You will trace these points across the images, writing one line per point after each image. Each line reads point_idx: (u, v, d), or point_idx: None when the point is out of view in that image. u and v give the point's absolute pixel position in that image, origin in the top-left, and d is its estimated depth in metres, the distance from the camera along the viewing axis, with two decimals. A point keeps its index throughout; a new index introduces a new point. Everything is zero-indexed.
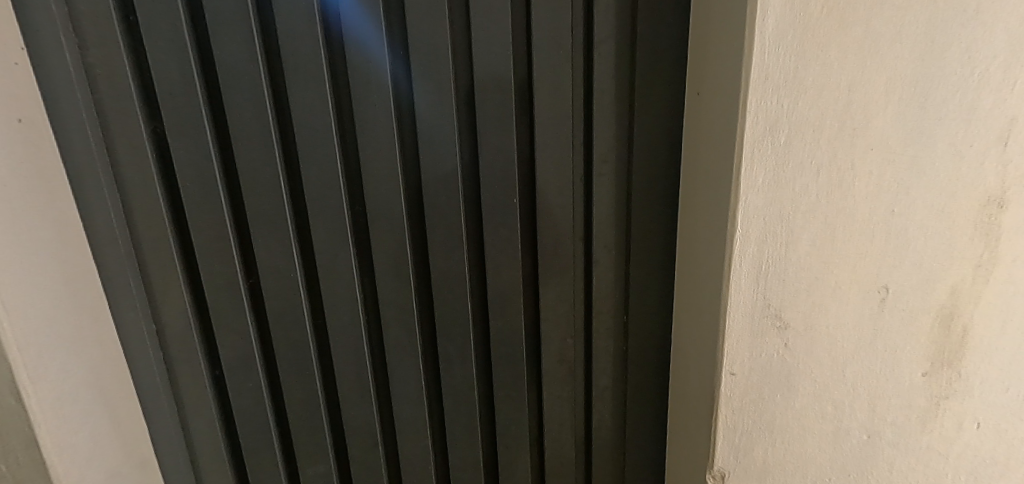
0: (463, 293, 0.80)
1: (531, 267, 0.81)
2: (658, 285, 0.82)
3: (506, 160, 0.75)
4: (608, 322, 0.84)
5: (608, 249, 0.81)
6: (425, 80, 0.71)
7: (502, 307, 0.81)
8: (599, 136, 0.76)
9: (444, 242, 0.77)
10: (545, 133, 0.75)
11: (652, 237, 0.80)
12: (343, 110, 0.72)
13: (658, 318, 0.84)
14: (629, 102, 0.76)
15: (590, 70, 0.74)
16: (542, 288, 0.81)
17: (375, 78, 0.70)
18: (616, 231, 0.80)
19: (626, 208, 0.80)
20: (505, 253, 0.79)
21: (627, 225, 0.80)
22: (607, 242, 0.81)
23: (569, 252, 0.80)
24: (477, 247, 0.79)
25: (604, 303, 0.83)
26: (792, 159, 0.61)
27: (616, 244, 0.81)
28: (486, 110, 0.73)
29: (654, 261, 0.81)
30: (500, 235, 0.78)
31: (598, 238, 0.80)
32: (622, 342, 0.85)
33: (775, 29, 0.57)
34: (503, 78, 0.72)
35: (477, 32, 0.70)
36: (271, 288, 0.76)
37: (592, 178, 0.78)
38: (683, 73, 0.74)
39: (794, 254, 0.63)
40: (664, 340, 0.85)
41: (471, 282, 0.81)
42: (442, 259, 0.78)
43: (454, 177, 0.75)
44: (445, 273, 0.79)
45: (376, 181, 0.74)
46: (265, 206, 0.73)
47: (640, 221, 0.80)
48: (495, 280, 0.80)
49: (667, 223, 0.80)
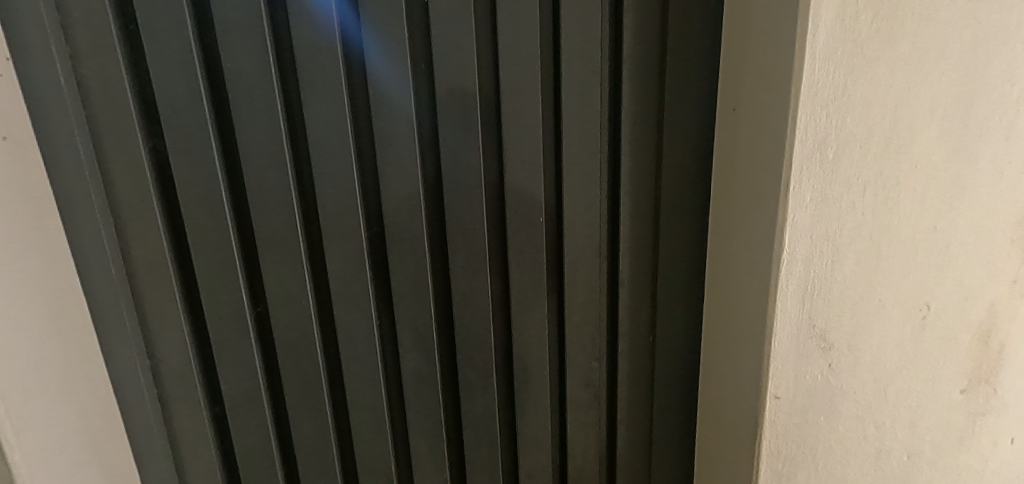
0: (485, 317, 0.76)
1: (555, 289, 0.78)
2: (686, 305, 0.80)
3: (533, 177, 0.72)
4: (634, 345, 0.81)
5: (635, 269, 0.78)
6: (449, 94, 0.68)
7: (526, 331, 0.77)
8: (628, 153, 0.74)
9: (466, 264, 0.73)
10: (572, 149, 0.72)
11: (680, 256, 0.78)
12: (361, 125, 0.68)
13: (686, 340, 0.81)
14: (658, 117, 0.74)
15: (617, 85, 0.72)
16: (567, 311, 0.78)
17: (398, 92, 0.66)
18: (643, 251, 0.78)
19: (653, 226, 0.77)
20: (530, 275, 0.75)
21: (655, 244, 0.78)
22: (634, 261, 0.78)
23: (596, 272, 0.77)
24: (500, 269, 0.76)
25: (630, 325, 0.80)
26: (839, 176, 0.59)
27: (643, 263, 0.78)
28: (513, 125, 0.70)
29: (682, 280, 0.79)
30: (525, 256, 0.75)
31: (625, 257, 0.77)
32: (648, 365, 0.83)
33: (825, 44, 0.55)
34: (530, 92, 0.69)
35: (504, 44, 0.67)
36: (279, 318, 0.70)
37: (619, 195, 0.75)
38: (712, 89, 0.73)
39: (840, 273, 0.62)
40: (692, 363, 0.82)
41: (493, 305, 0.77)
42: (464, 282, 0.74)
43: (478, 196, 0.71)
44: (467, 297, 0.74)
45: (396, 200, 0.69)
46: (275, 228, 0.68)
47: (667, 240, 0.78)
48: (519, 303, 0.76)
49: (695, 241, 0.78)
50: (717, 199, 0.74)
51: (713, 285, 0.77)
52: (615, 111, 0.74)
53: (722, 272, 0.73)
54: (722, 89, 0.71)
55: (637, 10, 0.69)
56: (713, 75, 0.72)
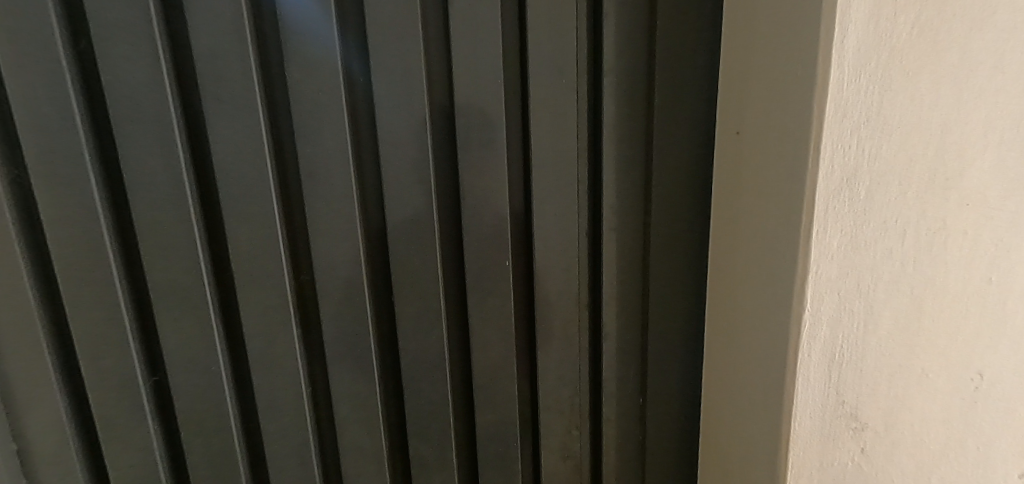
0: (441, 381, 0.63)
1: (526, 345, 0.66)
2: (680, 361, 0.68)
3: (497, 215, 0.60)
4: (622, 410, 0.69)
5: (620, 322, 0.66)
6: (393, 116, 0.56)
7: (491, 396, 0.65)
8: (610, 184, 0.62)
9: (415, 317, 0.61)
10: (543, 181, 0.60)
11: (673, 305, 0.67)
12: (286, 154, 0.56)
13: (681, 402, 0.70)
14: (646, 142, 0.62)
15: (597, 104, 0.61)
16: (541, 371, 0.66)
17: (331, 114, 0.55)
18: (631, 300, 0.66)
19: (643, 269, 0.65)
20: (494, 329, 0.63)
21: (644, 292, 0.66)
22: (619, 313, 0.66)
23: (574, 325, 0.65)
24: (459, 323, 0.64)
25: (616, 387, 0.68)
26: (873, 218, 0.47)
27: (629, 315, 0.66)
28: (473, 152, 0.58)
29: (676, 333, 0.68)
30: (489, 308, 0.62)
31: (608, 309, 0.65)
32: (638, 432, 0.70)
33: (856, 52, 0.44)
34: (493, 113, 0.58)
35: (459, 54, 0.56)
36: (183, 388, 0.57)
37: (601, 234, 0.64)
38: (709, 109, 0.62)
39: (874, 338, 0.50)
40: (688, 429, 0.71)
41: (451, 365, 0.64)
42: (412, 338, 0.62)
43: (431, 238, 0.59)
44: (418, 357, 0.62)
45: (329, 244, 0.58)
46: (175, 280, 0.55)
47: (658, 287, 0.66)
48: (481, 363, 0.64)
49: (691, 288, 0.66)
50: (719, 239, 0.62)
51: (715, 340, 0.64)
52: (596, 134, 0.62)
53: (727, 326, 0.61)
54: (722, 108, 0.60)
55: (619, 16, 0.58)
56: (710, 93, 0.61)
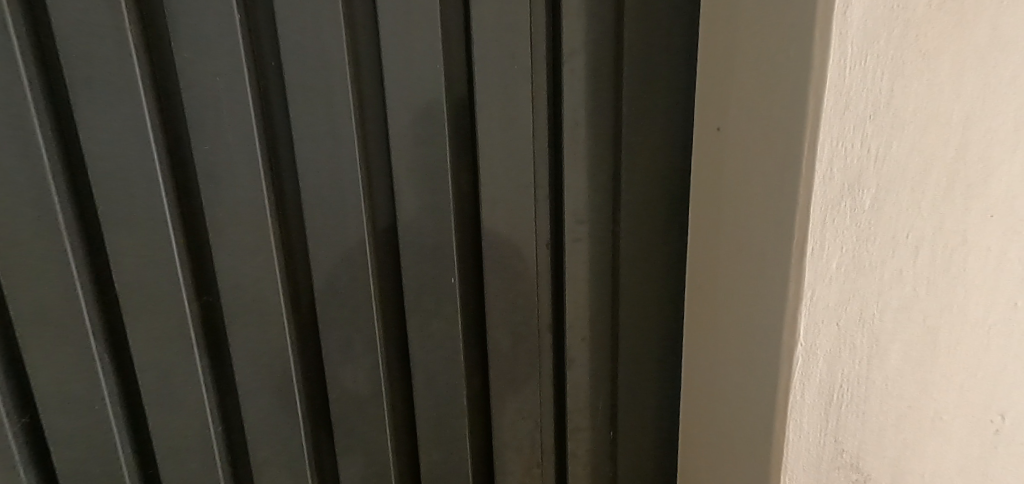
0: (378, 416, 0.55)
1: (478, 372, 0.58)
2: (654, 385, 0.62)
3: (439, 227, 0.52)
4: (592, 441, 0.62)
5: (589, 345, 0.59)
6: (311, 111, 0.47)
7: (437, 433, 0.57)
8: (574, 190, 0.54)
9: (345, 344, 0.53)
10: (495, 186, 0.52)
11: (646, 324, 0.60)
12: (183, 156, 0.47)
13: (656, 428, 0.63)
14: (615, 141, 0.54)
15: (559, 97, 0.52)
16: (497, 405, 0.57)
17: (234, 108, 0.45)
18: (598, 320, 0.59)
19: (613, 286, 0.58)
20: (439, 357, 0.55)
21: (615, 310, 0.59)
22: (586, 334, 0.58)
23: (533, 351, 0.57)
24: (399, 349, 0.56)
25: (586, 417, 0.61)
26: (881, 233, 0.39)
27: (599, 336, 0.59)
28: (410, 154, 0.49)
29: (649, 354, 0.61)
30: (433, 333, 0.54)
31: (573, 330, 0.58)
32: (609, 465, 0.64)
33: (862, 28, 0.35)
34: (432, 107, 0.49)
35: (390, 35, 0.47)
36: (60, 431, 0.48)
37: (564, 246, 0.56)
38: (685, 103, 0.54)
39: (880, 376, 0.42)
40: (664, 457, 0.65)
41: (391, 395, 0.57)
42: (342, 369, 0.53)
43: (361, 253, 0.51)
44: (351, 390, 0.54)
45: (236, 261, 0.48)
46: (44, 305, 0.45)
47: (630, 305, 0.59)
48: (426, 396, 0.56)
49: (666, 304, 0.59)
50: (700, 253, 0.53)
51: (697, 368, 0.56)
52: (556, 131, 0.53)
53: (710, 355, 0.52)
54: (706, 102, 0.51)
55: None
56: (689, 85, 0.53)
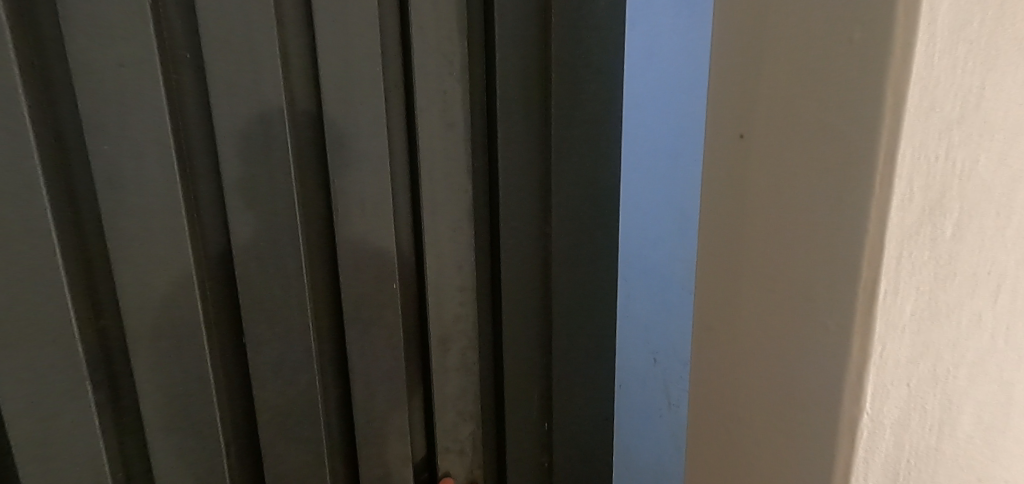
0: (321, 447, 0.47)
1: (419, 382, 0.53)
2: (584, 388, 0.60)
3: (380, 234, 0.46)
4: (523, 446, 0.58)
5: (526, 342, 0.56)
6: (238, 100, 0.39)
7: (381, 467, 0.50)
8: (506, 188, 0.51)
9: (280, 368, 0.44)
10: (439, 193, 0.49)
11: (578, 336, 0.58)
12: (66, 160, 0.36)
13: (591, 441, 0.62)
14: (543, 149, 0.52)
15: (490, 101, 0.50)
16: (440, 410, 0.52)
17: (145, 93, 0.36)
18: (531, 333, 0.56)
19: (546, 281, 0.56)
20: (383, 367, 0.48)
21: (548, 323, 0.57)
22: (521, 333, 0.55)
23: (474, 355, 0.54)
24: (338, 370, 0.47)
25: (524, 418, 0.57)
26: (964, 271, 0.31)
27: (533, 334, 0.56)
28: (354, 153, 0.44)
29: (581, 360, 0.59)
30: (379, 357, 0.48)
31: (510, 329, 0.54)
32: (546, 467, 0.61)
33: (954, 10, 0.28)
34: (374, 103, 0.44)
35: (324, 18, 0.41)
36: None
37: (500, 238, 0.52)
38: (614, 95, 0.54)
39: (953, 442, 0.34)
40: (601, 451, 0.63)
41: (334, 423, 0.48)
42: (279, 398, 0.44)
43: (296, 259, 0.43)
44: (291, 422, 0.45)
45: (147, 277, 0.38)
46: None
47: (563, 319, 0.57)
48: (373, 414, 0.49)
49: (595, 314, 0.59)
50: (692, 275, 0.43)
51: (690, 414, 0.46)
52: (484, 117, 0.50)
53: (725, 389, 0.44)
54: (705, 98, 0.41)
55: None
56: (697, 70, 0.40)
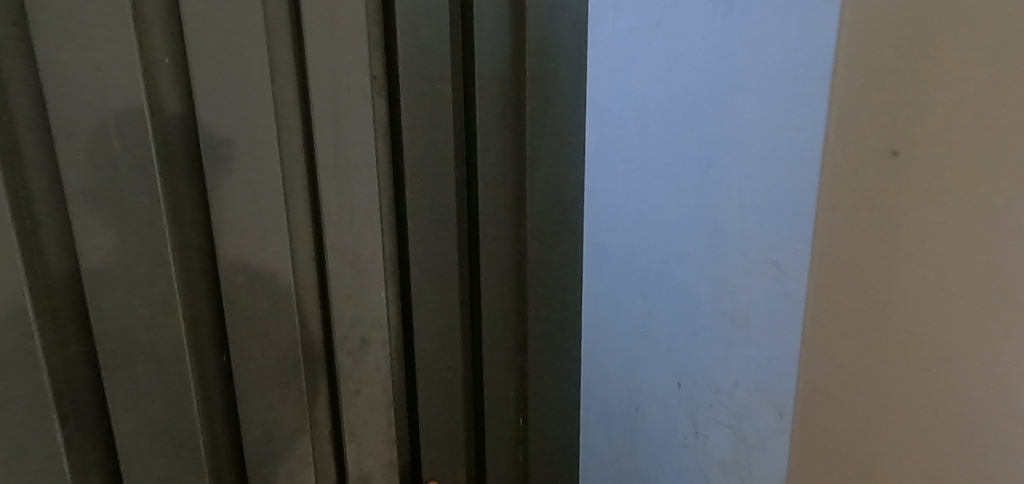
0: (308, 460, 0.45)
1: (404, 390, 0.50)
2: (556, 386, 0.60)
3: (368, 242, 0.46)
4: (500, 448, 0.57)
5: (502, 342, 0.55)
6: (221, 97, 0.38)
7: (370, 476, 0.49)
8: (484, 186, 0.51)
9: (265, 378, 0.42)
10: (421, 215, 0.48)
11: (549, 340, 0.58)
12: (23, 155, 0.33)
13: (564, 458, 0.62)
14: (518, 148, 0.52)
15: (470, 120, 0.50)
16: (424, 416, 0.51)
17: (121, 86, 0.35)
18: (507, 354, 0.56)
19: (522, 280, 0.55)
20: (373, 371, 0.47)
21: (523, 343, 0.56)
22: (501, 331, 0.55)
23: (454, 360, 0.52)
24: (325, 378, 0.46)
25: (501, 418, 0.56)
26: None
27: (509, 333, 0.55)
28: (342, 161, 0.43)
29: (553, 359, 0.59)
30: (364, 367, 0.47)
31: (490, 326, 0.54)
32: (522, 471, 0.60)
33: None
34: (360, 109, 0.44)
35: (311, 23, 0.41)
36: None
37: (478, 236, 0.52)
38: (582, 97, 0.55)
39: None
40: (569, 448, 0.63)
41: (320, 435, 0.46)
42: (263, 411, 0.42)
43: (284, 264, 0.42)
44: (277, 433, 0.43)
45: (120, 289, 0.36)
46: None
47: (537, 337, 0.57)
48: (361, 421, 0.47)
49: (564, 332, 0.59)
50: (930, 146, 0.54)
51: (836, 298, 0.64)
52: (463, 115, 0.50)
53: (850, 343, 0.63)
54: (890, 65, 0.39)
55: (491, 14, 0.49)
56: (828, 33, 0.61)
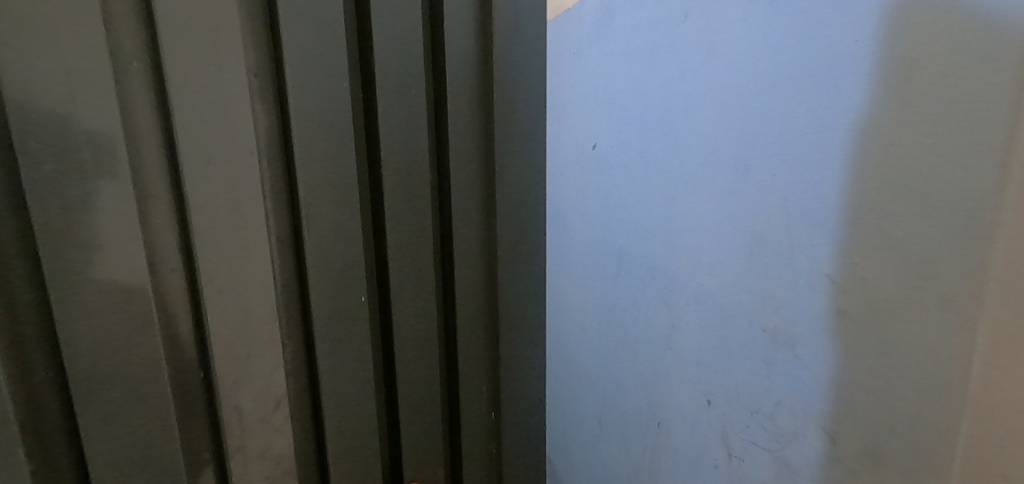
0: None
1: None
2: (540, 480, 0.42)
3: (403, 305, 0.33)
4: None
5: (472, 426, 0.37)
6: (190, 87, 0.25)
7: None
8: (452, 201, 0.34)
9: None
10: (324, 232, 0.29)
11: (524, 415, 0.40)
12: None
13: None
14: (488, 145, 0.35)
15: (439, 123, 0.33)
16: None
17: (86, 109, 0.23)
18: (478, 448, 0.38)
19: (496, 338, 0.37)
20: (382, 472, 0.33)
21: (496, 435, 0.38)
22: (482, 404, 0.37)
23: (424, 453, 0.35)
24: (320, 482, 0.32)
25: None
26: None
27: (481, 408, 0.38)
28: (315, 149, 0.28)
29: (533, 439, 0.41)
30: (373, 471, 0.33)
31: (466, 400, 0.37)
32: None
33: None
34: (402, 124, 0.31)
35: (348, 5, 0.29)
36: None
37: (449, 271, 0.35)
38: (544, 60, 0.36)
39: None
40: None
41: None
42: None
43: (282, 336, 0.29)
44: None
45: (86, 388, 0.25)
46: None
47: (513, 433, 0.39)
48: None
49: (534, 425, 0.40)
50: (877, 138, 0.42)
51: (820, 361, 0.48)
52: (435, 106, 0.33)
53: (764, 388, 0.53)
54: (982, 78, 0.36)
55: None
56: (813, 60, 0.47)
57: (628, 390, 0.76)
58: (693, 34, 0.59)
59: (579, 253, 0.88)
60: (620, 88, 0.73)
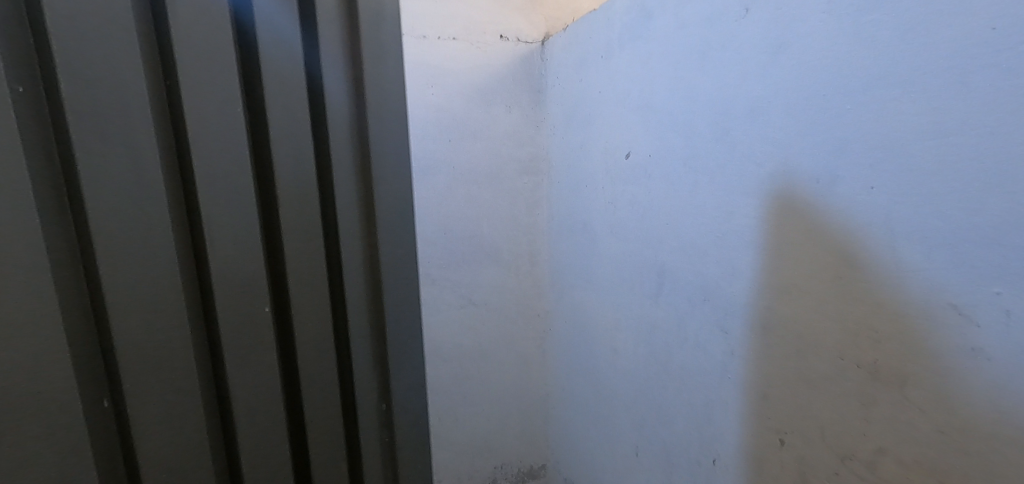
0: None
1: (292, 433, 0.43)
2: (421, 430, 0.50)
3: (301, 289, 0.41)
4: None
5: (363, 384, 0.45)
6: (101, 125, 0.31)
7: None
8: (336, 198, 0.42)
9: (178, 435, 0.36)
10: (227, 249, 0.37)
11: (411, 377, 0.48)
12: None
13: None
14: (365, 159, 0.43)
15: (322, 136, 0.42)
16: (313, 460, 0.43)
17: None
18: (376, 438, 0.47)
19: (382, 315, 0.46)
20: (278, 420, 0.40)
21: (389, 404, 0.47)
22: (367, 367, 0.45)
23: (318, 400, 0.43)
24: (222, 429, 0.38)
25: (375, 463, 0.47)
26: None
27: (368, 371, 0.46)
28: (219, 176, 0.36)
29: (417, 398, 0.49)
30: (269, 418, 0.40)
31: (356, 361, 0.45)
32: None
33: None
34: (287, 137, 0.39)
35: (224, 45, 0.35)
36: None
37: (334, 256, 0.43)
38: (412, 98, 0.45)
39: None
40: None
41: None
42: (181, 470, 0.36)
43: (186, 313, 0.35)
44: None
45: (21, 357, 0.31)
46: None
47: (405, 392, 0.48)
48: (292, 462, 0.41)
49: (417, 385, 0.49)
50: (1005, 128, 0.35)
51: (921, 397, 0.40)
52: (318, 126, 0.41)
53: (859, 432, 0.45)
54: None
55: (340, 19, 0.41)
56: (914, 51, 0.39)
57: (675, 423, 0.70)
58: (756, 32, 0.52)
59: (610, 270, 0.83)
60: (662, 89, 0.67)
